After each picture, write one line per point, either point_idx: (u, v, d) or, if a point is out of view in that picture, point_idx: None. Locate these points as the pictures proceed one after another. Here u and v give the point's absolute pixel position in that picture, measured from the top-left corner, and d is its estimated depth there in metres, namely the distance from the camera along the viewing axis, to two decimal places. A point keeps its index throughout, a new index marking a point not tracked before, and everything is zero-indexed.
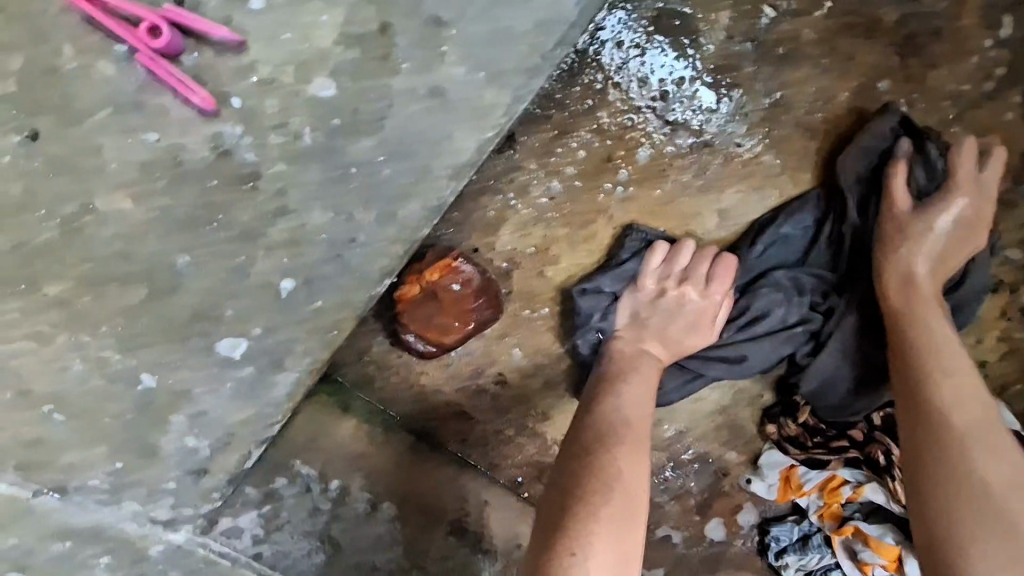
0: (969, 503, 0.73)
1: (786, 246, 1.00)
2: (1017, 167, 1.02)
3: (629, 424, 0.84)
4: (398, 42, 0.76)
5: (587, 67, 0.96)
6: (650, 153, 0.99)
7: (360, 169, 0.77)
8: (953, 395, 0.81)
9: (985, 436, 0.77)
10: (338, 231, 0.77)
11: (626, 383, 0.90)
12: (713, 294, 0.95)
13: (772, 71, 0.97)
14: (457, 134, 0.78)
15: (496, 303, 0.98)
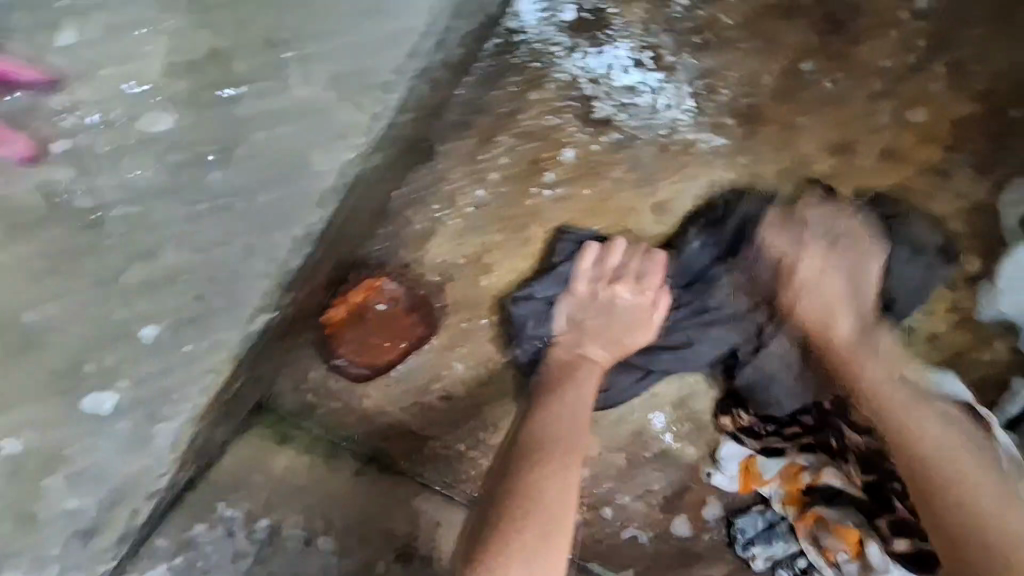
0: (989, 513, 0.76)
1: (725, 236, 0.97)
2: (951, 137, 1.01)
3: (561, 436, 0.82)
4: (235, 66, 0.88)
5: (507, 68, 0.94)
6: (576, 153, 0.96)
7: (228, 205, 0.84)
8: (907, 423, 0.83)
9: (947, 447, 0.81)
10: (195, 274, 0.82)
11: (564, 393, 0.88)
12: (648, 291, 0.94)
13: (693, 60, 0.96)
14: (321, 163, 0.85)
15: (429, 318, 0.98)
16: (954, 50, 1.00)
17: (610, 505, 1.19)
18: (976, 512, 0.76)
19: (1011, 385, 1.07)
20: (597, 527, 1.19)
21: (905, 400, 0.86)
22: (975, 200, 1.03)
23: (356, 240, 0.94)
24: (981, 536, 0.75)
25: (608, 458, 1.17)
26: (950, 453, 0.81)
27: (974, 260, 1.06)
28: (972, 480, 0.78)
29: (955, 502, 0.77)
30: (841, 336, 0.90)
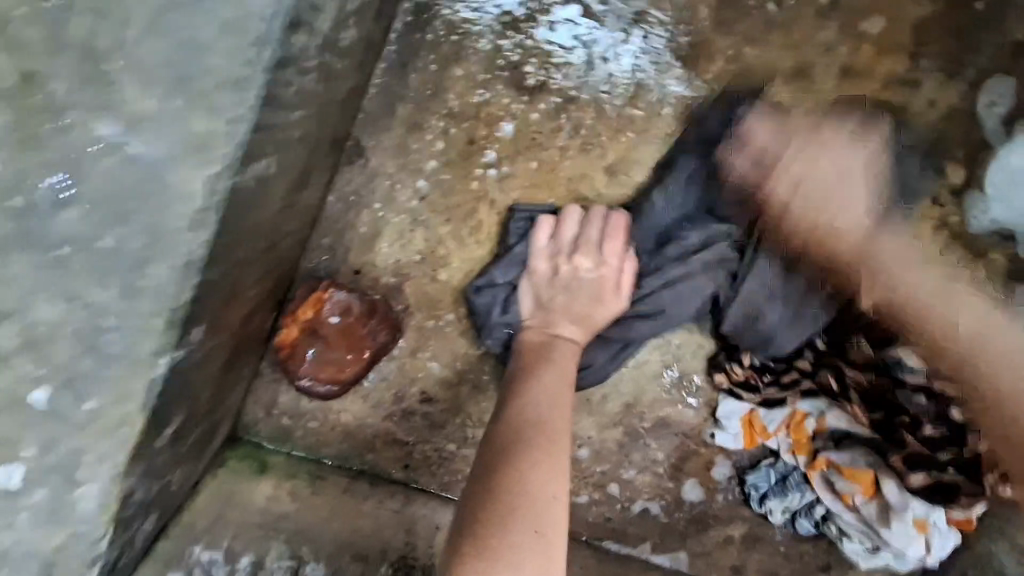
0: (998, 405, 0.77)
1: (686, 188, 0.91)
2: (910, 43, 0.94)
3: (538, 422, 0.77)
4: (54, 89, 0.51)
5: (420, 46, 0.87)
6: (514, 126, 0.90)
7: (74, 245, 0.52)
8: (910, 285, 0.84)
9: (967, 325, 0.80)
10: (78, 320, 0.53)
11: (538, 377, 0.84)
12: (607, 259, 0.89)
13: (620, 6, 0.90)
14: (174, 174, 0.52)
15: (389, 323, 0.90)
16: None
17: (615, 482, 1.15)
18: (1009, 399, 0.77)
19: None
20: (606, 507, 1.16)
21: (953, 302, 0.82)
22: (946, 107, 0.97)
23: (298, 253, 0.88)
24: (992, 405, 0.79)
25: (605, 436, 1.12)
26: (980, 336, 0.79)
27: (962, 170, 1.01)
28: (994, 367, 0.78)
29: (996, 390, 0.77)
30: (851, 249, 0.88)
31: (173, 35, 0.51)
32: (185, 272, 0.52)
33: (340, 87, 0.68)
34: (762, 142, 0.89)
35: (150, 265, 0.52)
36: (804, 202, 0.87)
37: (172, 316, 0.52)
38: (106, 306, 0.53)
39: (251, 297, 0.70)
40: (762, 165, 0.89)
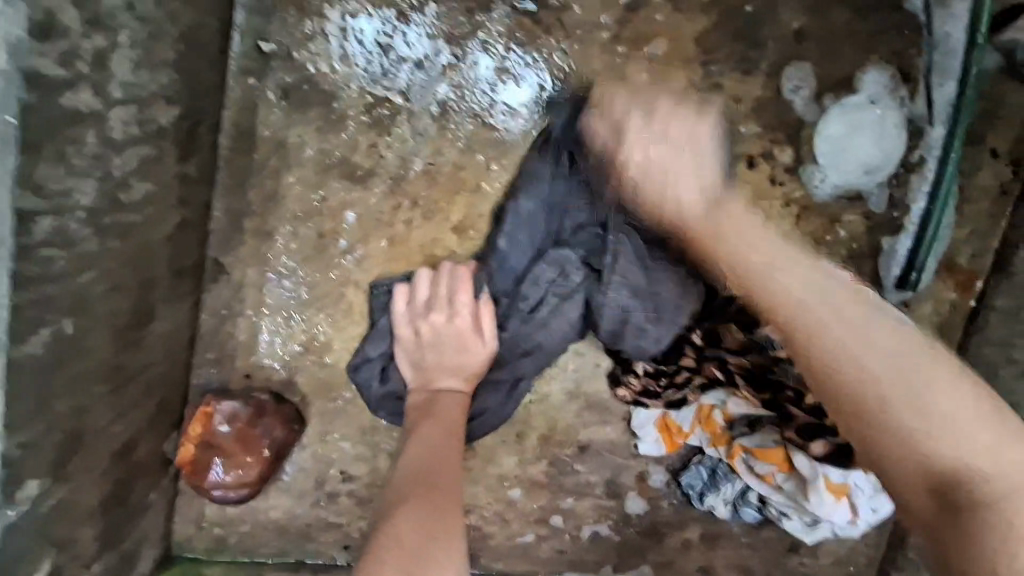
0: (838, 367, 0.56)
1: (533, 222, 0.96)
2: (699, 53, 1.02)
3: (418, 472, 0.78)
4: None
5: (250, 164, 0.95)
6: (357, 212, 0.98)
7: None
8: (744, 256, 0.67)
9: (808, 318, 0.59)
10: None
11: (427, 426, 0.88)
12: (461, 312, 0.95)
13: (423, 83, 0.96)
14: None
15: (280, 417, 0.96)
16: None
17: (557, 513, 1.18)
18: (862, 386, 0.55)
19: (882, 246, 1.15)
20: (554, 540, 1.18)
21: (817, 314, 0.60)
22: (749, 100, 1.06)
23: (183, 374, 0.94)
24: (840, 387, 0.56)
25: (533, 471, 1.16)
26: (856, 356, 0.56)
27: (786, 149, 1.09)
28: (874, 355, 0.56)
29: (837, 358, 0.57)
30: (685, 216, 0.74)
31: None
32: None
33: (160, 228, 0.76)
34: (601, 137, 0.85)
35: None
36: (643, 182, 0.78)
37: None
38: None
39: (122, 431, 0.76)
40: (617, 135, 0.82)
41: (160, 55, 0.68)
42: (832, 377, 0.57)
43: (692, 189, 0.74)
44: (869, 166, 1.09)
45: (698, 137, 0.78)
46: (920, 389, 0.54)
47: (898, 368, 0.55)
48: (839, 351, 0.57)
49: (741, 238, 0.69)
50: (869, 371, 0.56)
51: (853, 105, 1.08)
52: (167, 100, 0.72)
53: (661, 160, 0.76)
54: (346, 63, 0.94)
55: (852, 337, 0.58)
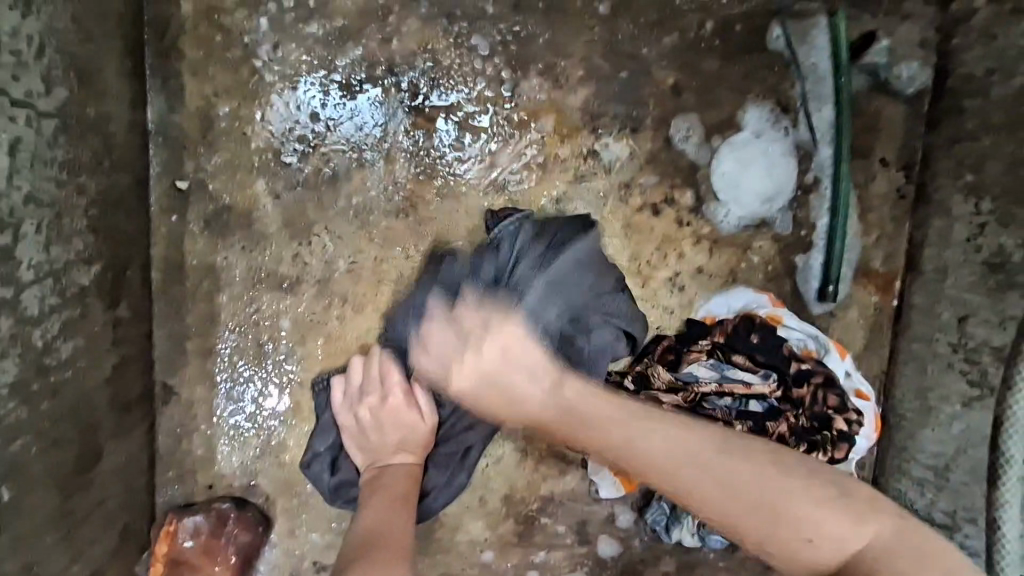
0: (687, 493, 0.63)
1: None
2: (586, 121, 1.11)
3: (369, 544, 0.84)
4: None
5: (181, 292, 1.01)
6: (290, 318, 1.04)
7: None
8: (588, 431, 0.68)
9: (661, 448, 0.64)
10: None
11: (372, 494, 0.94)
12: (392, 391, 0.98)
13: (334, 191, 1.05)
14: None
15: (244, 521, 1.01)
16: (538, 58, 1.08)
17: (532, 567, 1.21)
18: (700, 494, 0.62)
19: (796, 263, 1.22)
20: None
21: (659, 438, 0.64)
22: (642, 154, 1.14)
23: (146, 498, 0.99)
24: (700, 505, 0.62)
25: (502, 531, 1.20)
26: (694, 462, 0.63)
27: (685, 192, 1.17)
28: (701, 446, 0.63)
29: (693, 478, 0.62)
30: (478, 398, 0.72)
31: None
32: None
33: (96, 374, 0.82)
34: (468, 324, 0.74)
35: None
36: (470, 359, 0.72)
37: None
38: None
39: (83, 569, 0.80)
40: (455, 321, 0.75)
41: (71, 227, 0.76)
42: (676, 494, 0.63)
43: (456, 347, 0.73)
44: (767, 195, 1.18)
45: (508, 330, 0.73)
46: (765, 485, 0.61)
47: (708, 452, 0.63)
48: (700, 470, 0.62)
49: (580, 391, 0.70)
50: (688, 443, 0.64)
51: (742, 143, 1.16)
52: (86, 261, 0.79)
53: (483, 377, 0.71)
54: (261, 186, 1.02)
55: (686, 463, 0.63)
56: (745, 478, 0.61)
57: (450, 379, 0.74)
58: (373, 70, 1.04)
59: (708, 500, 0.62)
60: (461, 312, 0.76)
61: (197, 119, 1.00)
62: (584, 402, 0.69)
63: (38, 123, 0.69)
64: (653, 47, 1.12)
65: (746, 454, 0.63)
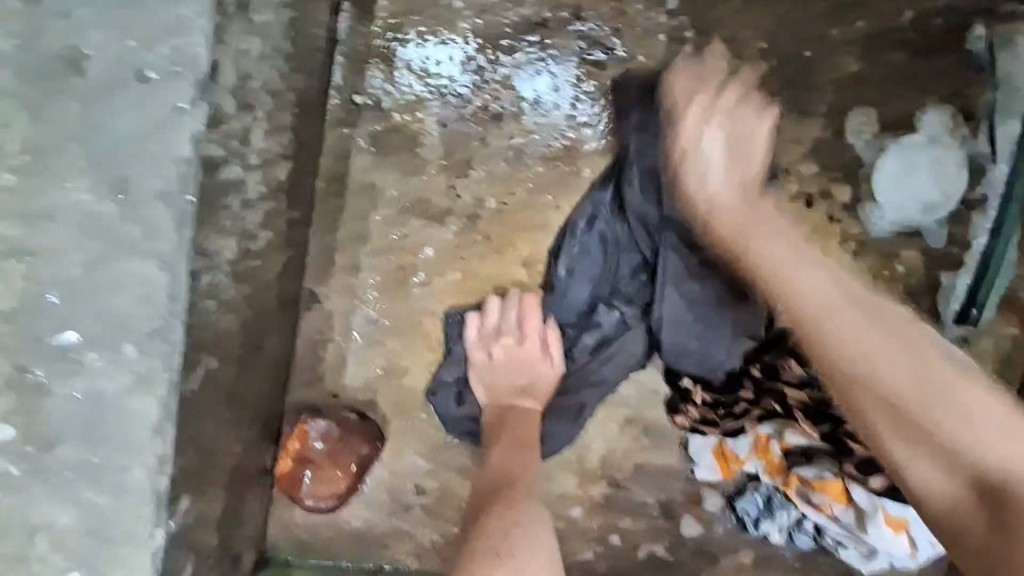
0: (856, 365, 0.75)
1: (592, 257, 1.03)
2: (763, 95, 1.06)
3: (499, 485, 0.89)
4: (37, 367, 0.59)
5: (340, 204, 1.03)
6: (434, 249, 1.05)
7: (73, 471, 0.61)
8: (787, 295, 0.80)
9: (878, 361, 0.73)
10: (85, 523, 0.62)
11: (496, 441, 0.97)
12: (528, 335, 1.02)
13: (497, 129, 1.03)
14: (132, 404, 0.60)
15: (367, 435, 1.06)
16: (725, 23, 1.04)
17: (614, 531, 1.23)
18: (911, 406, 0.71)
19: (941, 282, 1.12)
20: (611, 558, 1.23)
21: (841, 324, 0.77)
22: (811, 140, 1.08)
23: (280, 392, 1.04)
24: (855, 387, 0.74)
25: (593, 490, 1.21)
26: (892, 355, 0.73)
27: (845, 188, 1.10)
28: (906, 375, 0.72)
29: (877, 389, 0.73)
30: (720, 217, 0.89)
31: (105, 311, 0.58)
32: (159, 467, 0.62)
33: (270, 267, 0.84)
34: (693, 123, 0.93)
35: (131, 467, 0.61)
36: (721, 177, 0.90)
37: (158, 500, 0.63)
38: (103, 505, 0.62)
39: (234, 447, 0.84)
40: (687, 162, 0.93)
41: (281, 123, 0.78)
42: (852, 380, 0.75)
43: (733, 208, 0.89)
44: (927, 205, 1.09)
45: (707, 185, 0.91)
46: (949, 409, 0.69)
47: (922, 381, 0.71)
48: (854, 344, 0.74)
49: (808, 293, 0.80)
50: (872, 354, 0.74)
51: (912, 147, 1.08)
52: (283, 158, 0.81)
53: (733, 189, 0.90)
54: (428, 114, 1.02)
55: (886, 350, 0.74)
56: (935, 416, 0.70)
57: (712, 192, 0.90)
58: (556, 13, 1.03)
59: (880, 415, 0.73)
60: (700, 191, 0.91)
61: (379, 38, 1.02)
62: (770, 247, 0.85)
63: (279, 10, 0.70)
64: (846, 29, 1.06)
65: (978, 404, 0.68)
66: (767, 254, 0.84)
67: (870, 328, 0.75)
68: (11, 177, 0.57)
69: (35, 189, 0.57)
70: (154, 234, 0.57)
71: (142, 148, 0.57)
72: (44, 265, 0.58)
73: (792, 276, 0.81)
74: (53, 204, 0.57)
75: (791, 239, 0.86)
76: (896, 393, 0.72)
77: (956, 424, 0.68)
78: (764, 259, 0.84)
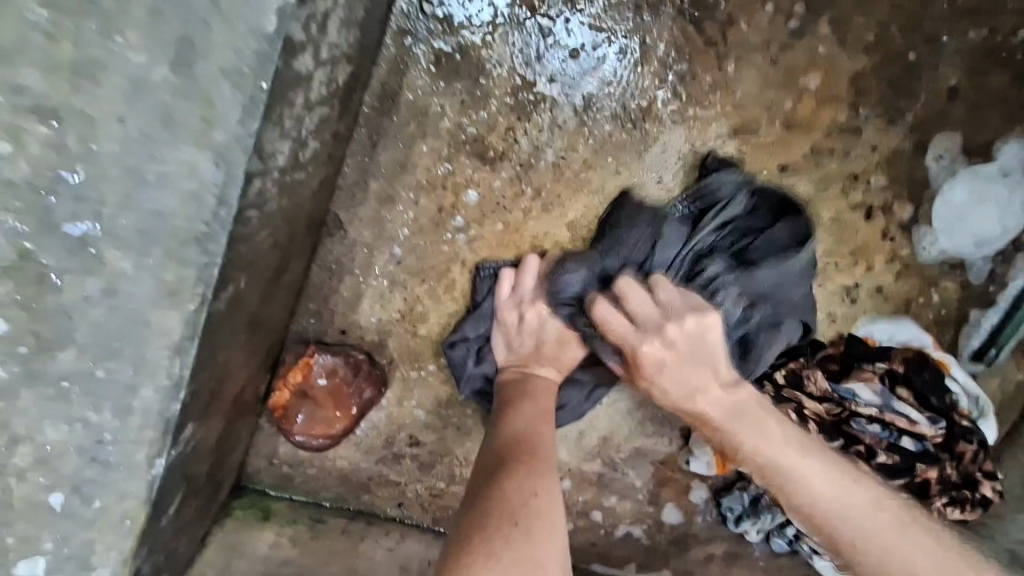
0: (837, 523, 0.72)
1: (658, 216, 0.93)
2: (851, 94, 1.01)
3: (520, 446, 0.83)
4: (46, 259, 0.50)
5: (388, 125, 0.94)
6: (478, 192, 0.97)
7: (75, 380, 0.52)
8: (707, 410, 0.82)
9: (860, 525, 0.71)
10: (78, 440, 0.53)
11: (519, 406, 0.90)
12: None
13: (574, 74, 0.95)
14: (155, 317, 0.51)
15: (373, 380, 0.98)
16: (835, 7, 0.98)
17: (598, 508, 1.22)
18: (868, 543, 0.70)
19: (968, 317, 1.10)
20: (590, 532, 1.23)
21: (800, 478, 0.75)
22: (888, 150, 1.04)
23: (286, 318, 0.95)
24: (844, 523, 0.72)
25: (586, 467, 1.19)
26: (853, 537, 0.71)
27: (907, 206, 1.06)
28: (834, 496, 0.73)
29: (847, 526, 0.72)
30: (723, 373, 0.81)
31: (144, 208, 0.50)
32: (172, 390, 0.53)
33: (311, 183, 0.75)
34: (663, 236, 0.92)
35: (140, 388, 0.53)
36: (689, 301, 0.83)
37: (164, 427, 0.54)
38: (103, 428, 0.53)
39: (243, 371, 0.77)
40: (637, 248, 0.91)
41: (352, 14, 0.67)
42: (841, 538, 0.72)
43: (721, 379, 0.81)
44: (982, 240, 1.06)
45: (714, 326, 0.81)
46: (879, 527, 0.70)
47: (844, 493, 0.73)
48: (811, 481, 0.75)
49: (820, 463, 0.77)
50: (832, 512, 0.73)
51: (987, 175, 1.04)
52: (348, 59, 0.71)
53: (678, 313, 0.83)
54: (505, 42, 0.93)
55: (852, 497, 0.73)
56: (869, 540, 0.70)
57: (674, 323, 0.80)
58: None
59: (847, 540, 0.72)
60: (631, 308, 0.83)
61: None
62: (717, 337, 0.81)
63: None
64: (955, 38, 1.00)
65: (897, 559, 0.69)
66: (751, 448, 0.78)
67: (809, 457, 0.77)
68: (41, 19, 0.47)
69: (70, 44, 0.47)
70: (211, 125, 0.50)
71: (211, 16, 0.49)
72: (73, 138, 0.49)
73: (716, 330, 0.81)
74: (90, 65, 0.48)
75: (726, 368, 0.81)
76: (850, 515, 0.72)
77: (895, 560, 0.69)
78: (753, 455, 0.78)
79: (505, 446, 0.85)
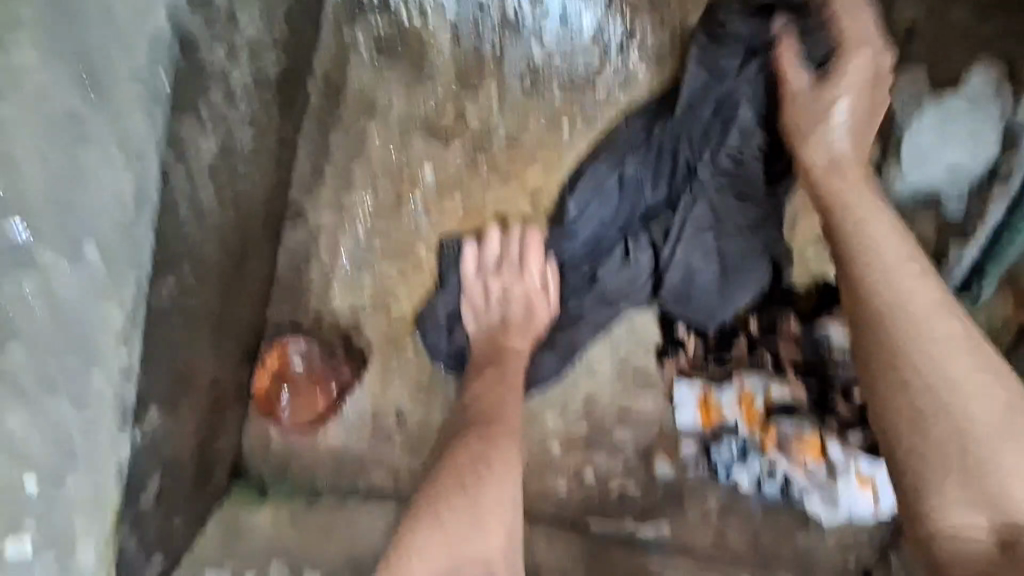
0: (929, 396, 0.65)
1: (607, 196, 0.97)
2: None
3: (482, 416, 0.88)
4: None
5: (340, 116, 0.99)
6: (434, 171, 1.00)
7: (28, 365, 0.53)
8: (873, 257, 0.74)
9: (940, 361, 0.66)
10: (37, 422, 0.54)
11: (492, 372, 0.94)
12: (530, 274, 0.97)
13: (512, 50, 0.99)
14: (97, 308, 0.58)
15: (355, 360, 1.03)
16: None
17: (593, 471, 1.22)
18: (937, 396, 0.65)
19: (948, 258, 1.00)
20: (588, 498, 1.23)
21: (889, 304, 0.70)
22: None
23: (260, 305, 0.98)
24: (905, 382, 0.66)
25: (574, 430, 1.21)
26: (949, 402, 0.65)
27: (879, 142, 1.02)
28: (931, 348, 0.67)
29: (920, 392, 0.65)
30: (863, 244, 0.76)
31: (77, 204, 0.56)
32: (123, 378, 0.60)
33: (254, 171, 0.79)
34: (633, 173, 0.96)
35: (94, 374, 0.58)
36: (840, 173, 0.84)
37: (121, 408, 0.60)
38: (61, 406, 0.55)
39: (215, 357, 0.80)
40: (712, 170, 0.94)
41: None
42: (893, 375, 0.67)
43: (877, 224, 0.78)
44: (956, 169, 0.98)
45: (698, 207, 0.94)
46: (941, 375, 0.66)
47: (932, 347, 0.67)
48: (893, 306, 0.70)
49: (914, 299, 0.70)
50: (933, 372, 0.66)
51: (953, 108, 0.99)
52: (256, 39, 0.76)
53: (704, 211, 0.95)
54: (443, 26, 0.99)
55: (941, 340, 0.67)
56: (938, 402, 0.65)
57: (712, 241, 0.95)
58: None
59: (915, 402, 0.66)
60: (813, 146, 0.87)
61: None
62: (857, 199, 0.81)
63: None
64: None
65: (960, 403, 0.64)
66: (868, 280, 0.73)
67: (924, 283, 0.71)
68: None
69: None
70: (125, 140, 0.59)
71: (115, 41, 0.58)
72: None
73: (866, 226, 0.78)
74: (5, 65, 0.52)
75: (882, 221, 0.78)
76: (929, 353, 0.66)
77: (953, 373, 0.65)
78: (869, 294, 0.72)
79: (472, 412, 0.90)
